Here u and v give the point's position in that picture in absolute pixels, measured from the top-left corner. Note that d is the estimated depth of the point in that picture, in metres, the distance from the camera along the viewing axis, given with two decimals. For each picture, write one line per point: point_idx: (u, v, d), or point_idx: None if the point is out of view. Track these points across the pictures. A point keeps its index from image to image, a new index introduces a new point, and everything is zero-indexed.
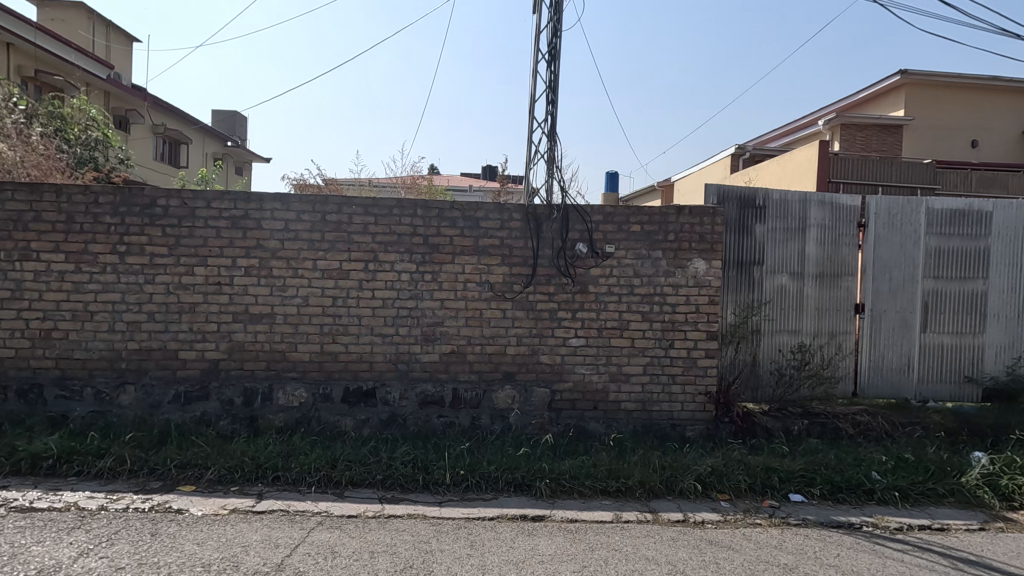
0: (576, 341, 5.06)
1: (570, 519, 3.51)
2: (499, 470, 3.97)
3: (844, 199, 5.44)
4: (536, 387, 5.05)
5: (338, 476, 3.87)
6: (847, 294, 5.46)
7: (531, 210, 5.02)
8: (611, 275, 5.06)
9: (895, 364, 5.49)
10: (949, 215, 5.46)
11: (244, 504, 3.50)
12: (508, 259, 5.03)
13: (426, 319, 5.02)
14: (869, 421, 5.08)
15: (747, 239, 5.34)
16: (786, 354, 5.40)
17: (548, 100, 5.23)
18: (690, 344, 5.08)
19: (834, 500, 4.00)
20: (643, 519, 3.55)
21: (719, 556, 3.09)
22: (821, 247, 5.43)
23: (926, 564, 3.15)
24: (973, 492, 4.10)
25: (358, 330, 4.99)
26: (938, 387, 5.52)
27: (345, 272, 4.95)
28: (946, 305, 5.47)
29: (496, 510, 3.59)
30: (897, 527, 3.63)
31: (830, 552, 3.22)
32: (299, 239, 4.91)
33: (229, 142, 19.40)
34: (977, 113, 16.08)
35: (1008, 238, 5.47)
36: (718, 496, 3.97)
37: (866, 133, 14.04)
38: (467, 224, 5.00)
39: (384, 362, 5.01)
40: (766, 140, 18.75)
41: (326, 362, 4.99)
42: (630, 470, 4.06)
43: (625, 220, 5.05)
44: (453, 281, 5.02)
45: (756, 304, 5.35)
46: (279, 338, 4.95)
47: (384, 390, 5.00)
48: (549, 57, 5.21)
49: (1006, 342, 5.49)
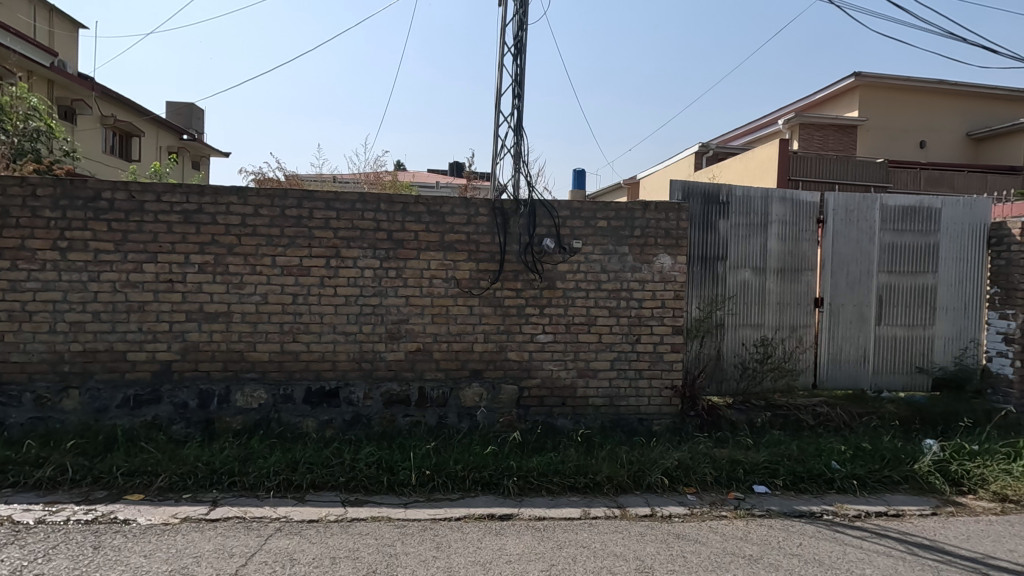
0: (544, 337, 5.03)
1: (538, 517, 3.47)
2: (465, 470, 3.89)
3: (804, 196, 5.56)
4: (504, 384, 4.99)
5: (298, 479, 3.71)
6: (807, 289, 5.59)
7: (497, 204, 4.96)
8: (579, 271, 5.04)
9: (852, 356, 5.65)
10: (902, 212, 5.65)
11: (197, 512, 3.32)
12: (474, 255, 4.96)
13: (390, 316, 4.90)
14: (828, 412, 5.23)
15: (711, 235, 5.40)
16: (749, 347, 5.49)
17: (515, 94, 5.18)
18: (656, 339, 5.11)
19: (796, 490, 4.07)
20: (611, 515, 3.54)
21: (686, 549, 3.10)
22: (781, 242, 5.54)
23: (883, 549, 3.23)
24: (925, 478, 4.24)
25: (320, 328, 4.83)
26: (892, 378, 5.70)
27: (306, 269, 4.79)
28: (899, 298, 5.66)
29: (463, 509, 3.52)
30: (855, 515, 3.72)
31: (793, 542, 3.26)
32: (257, 234, 4.72)
33: (185, 136, 18.67)
34: (925, 114, 16.78)
35: (956, 234, 5.69)
36: (684, 489, 3.99)
37: (824, 133, 14.48)
38: (433, 219, 4.90)
39: (347, 361, 4.87)
40: (729, 139, 18.93)
41: (287, 363, 4.82)
42: (597, 465, 4.05)
43: (592, 215, 5.04)
44: (418, 277, 4.91)
45: (720, 299, 5.43)
46: (236, 337, 4.75)
47: (348, 389, 4.87)
48: (515, 51, 5.16)
49: (954, 334, 5.72)
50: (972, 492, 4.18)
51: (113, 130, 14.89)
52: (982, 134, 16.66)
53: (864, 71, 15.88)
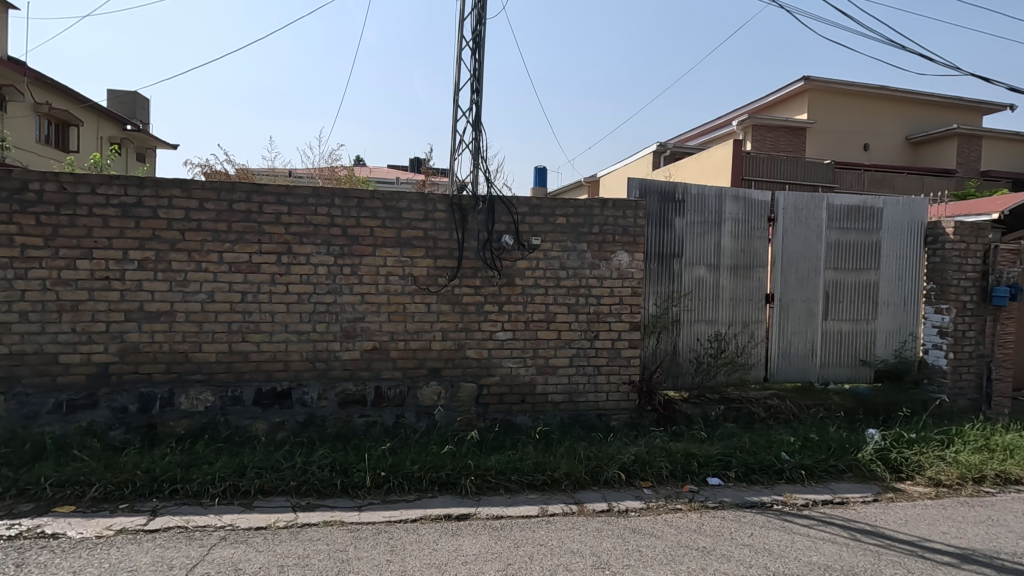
0: (503, 335, 5.00)
1: (496, 516, 3.44)
2: (422, 470, 3.82)
3: (756, 195, 5.71)
4: (463, 382, 4.94)
5: (246, 484, 3.56)
6: (759, 285, 5.74)
7: (455, 200, 4.89)
8: (538, 268, 5.03)
9: (800, 350, 5.85)
10: (847, 211, 5.87)
11: (134, 522, 3.14)
12: (432, 252, 4.88)
13: (345, 314, 4.77)
14: (778, 404, 5.40)
15: (667, 232, 5.48)
16: (703, 342, 5.61)
17: (473, 89, 5.13)
18: (614, 336, 5.16)
19: (748, 481, 4.18)
20: (569, 511, 3.55)
21: (642, 544, 3.12)
22: (735, 239, 5.68)
23: (828, 536, 3.34)
24: (868, 466, 4.43)
25: (271, 327, 4.66)
26: (838, 370, 5.93)
27: (256, 265, 4.61)
28: (844, 294, 5.89)
29: (420, 510, 3.45)
30: (803, 504, 3.85)
31: (744, 532, 3.34)
32: (202, 229, 4.51)
33: (128, 127, 17.74)
34: (869, 119, 17.56)
35: (896, 233, 5.96)
36: (641, 483, 4.04)
37: (776, 134, 14.96)
38: (389, 215, 4.79)
39: (300, 361, 4.72)
40: (687, 138, 19.32)
41: (235, 363, 4.63)
42: (556, 462, 4.04)
43: (551, 212, 5.03)
44: (374, 275, 4.80)
45: (676, 295, 5.52)
46: (180, 337, 4.53)
47: (301, 390, 4.72)
48: (474, 45, 5.11)
49: (894, 327, 6.00)
50: (910, 478, 4.39)
51: (48, 118, 14.02)
52: (921, 138, 17.60)
53: (814, 76, 16.50)
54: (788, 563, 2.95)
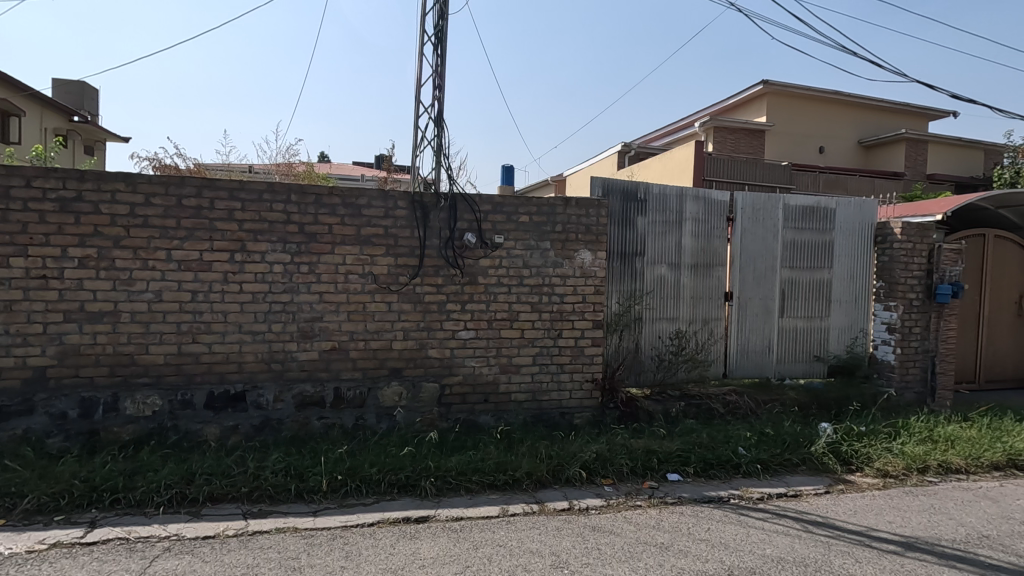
0: (465, 334, 4.95)
1: (455, 518, 3.40)
2: (381, 473, 3.74)
3: (716, 195, 5.81)
4: (424, 382, 4.87)
5: (194, 492, 3.41)
6: (718, 283, 5.85)
7: (417, 197, 4.81)
8: (500, 266, 5.00)
9: (758, 347, 5.99)
10: (802, 212, 6.04)
11: (70, 536, 2.97)
12: (393, 250, 4.80)
13: (303, 314, 4.64)
14: (736, 400, 5.51)
15: (629, 231, 5.53)
16: (665, 340, 5.69)
17: (435, 85, 5.06)
18: (578, 334, 5.17)
19: (706, 476, 4.25)
20: (529, 511, 3.53)
21: (601, 542, 3.13)
22: (695, 239, 5.77)
23: (781, 529, 3.42)
24: (820, 459, 4.56)
25: (224, 328, 4.49)
26: (793, 366, 6.10)
27: (207, 263, 4.43)
28: (800, 292, 6.06)
29: (378, 514, 3.38)
30: (758, 497, 3.93)
31: (701, 527, 3.39)
32: (149, 226, 4.31)
33: (76, 117, 16.89)
34: (824, 122, 18.17)
35: (848, 233, 6.16)
36: (602, 481, 4.06)
37: (736, 136, 15.34)
38: (348, 212, 4.68)
39: (255, 362, 4.56)
40: (651, 139, 19.64)
41: (185, 365, 4.44)
42: (517, 462, 4.02)
43: (514, 210, 5.00)
44: (332, 273, 4.68)
45: (638, 294, 5.58)
46: (125, 339, 4.32)
47: (256, 393, 4.56)
48: (436, 41, 5.04)
49: (846, 324, 6.20)
50: (860, 470, 4.54)
51: None
52: (871, 142, 18.30)
53: (772, 79, 16.97)
54: (743, 557, 3.00)
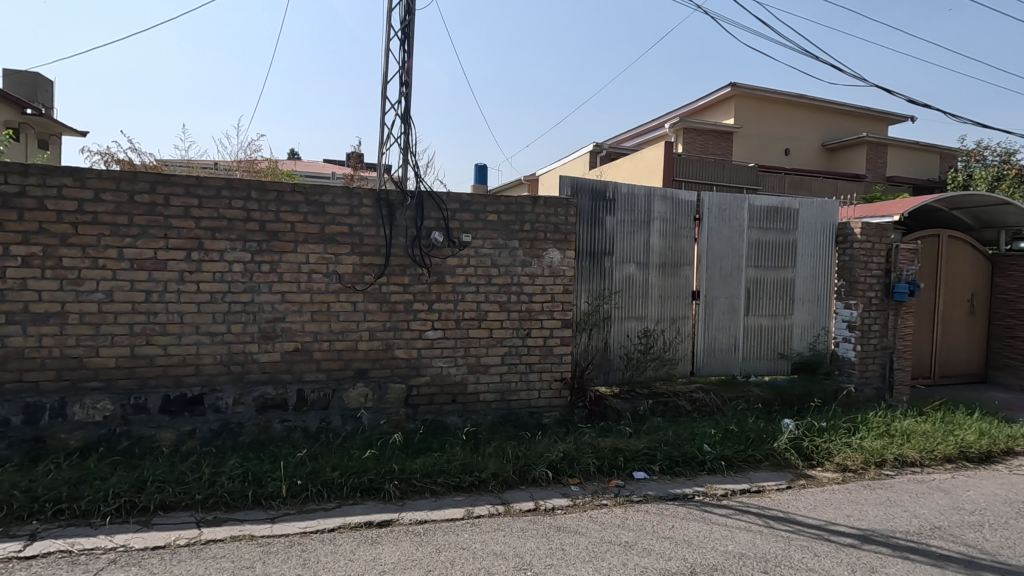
0: (433, 334, 4.88)
1: (419, 521, 3.34)
2: (344, 476, 3.65)
3: (683, 195, 5.87)
4: (391, 383, 4.79)
5: (145, 500, 3.28)
6: (685, 282, 5.92)
7: (382, 195, 4.73)
8: (468, 265, 4.95)
9: (724, 345, 6.07)
10: (767, 212, 6.14)
11: (7, 550, 2.81)
12: (359, 249, 4.70)
13: (264, 314, 4.51)
14: (703, 397, 5.58)
15: (598, 230, 5.54)
16: (633, 339, 5.72)
17: (402, 81, 4.98)
18: (546, 333, 5.16)
19: (672, 473, 4.28)
20: (494, 512, 3.50)
21: (565, 542, 3.11)
22: (663, 238, 5.81)
23: (743, 525, 3.46)
24: (783, 455, 4.64)
25: (180, 329, 4.33)
26: (759, 363, 6.21)
27: (162, 262, 4.27)
28: (764, 291, 6.16)
29: (339, 519, 3.30)
30: (722, 494, 3.98)
31: (666, 525, 3.41)
32: (99, 223, 4.12)
33: (28, 109, 16.14)
34: (789, 125, 18.61)
35: (811, 233, 6.29)
36: (569, 480, 4.05)
37: (706, 138, 15.58)
38: (311, 209, 4.56)
39: (213, 365, 4.42)
40: (622, 139, 19.83)
41: (139, 368, 4.27)
42: (484, 463, 3.98)
43: (482, 209, 4.96)
44: (295, 272, 4.56)
45: (607, 293, 5.59)
46: (73, 341, 4.13)
47: (215, 396, 4.42)
48: (403, 36, 4.96)
49: (809, 322, 6.35)
50: (821, 464, 4.64)
51: None
52: (835, 145, 18.81)
53: (740, 82, 17.30)
54: (706, 554, 3.02)
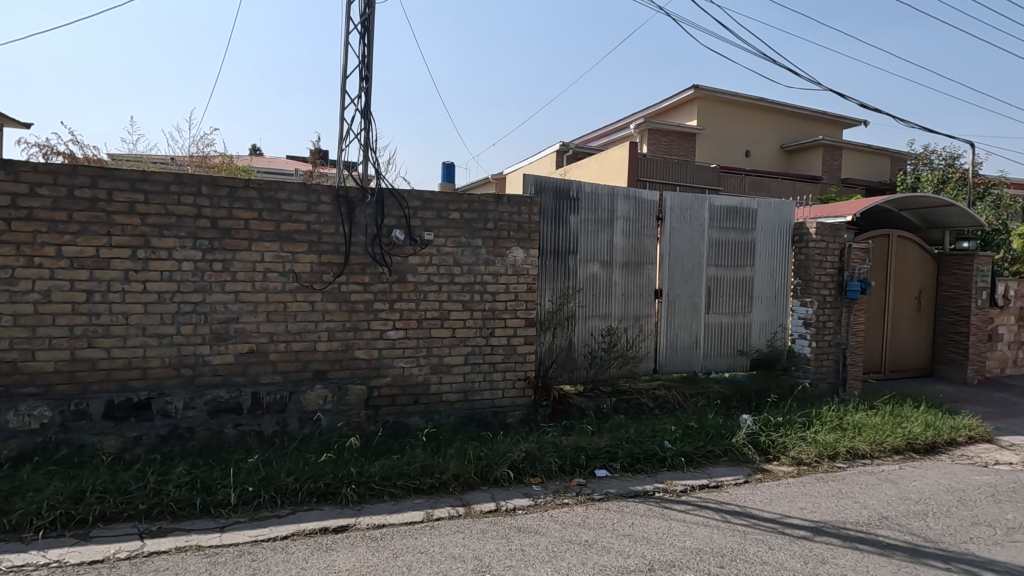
0: (394, 333, 4.79)
1: (377, 525, 3.27)
2: (299, 481, 3.54)
3: (646, 194, 5.93)
4: (351, 384, 4.68)
5: (83, 512, 3.11)
6: (648, 281, 5.98)
7: (341, 192, 4.61)
8: (430, 264, 4.88)
9: (686, 342, 6.16)
10: (727, 212, 6.26)
11: None
12: (317, 247, 4.57)
13: (216, 315, 4.34)
14: (665, 394, 5.65)
15: (562, 229, 5.54)
16: (597, 337, 5.75)
17: (362, 75, 4.86)
18: (510, 332, 5.13)
19: (633, 471, 4.31)
20: (455, 514, 3.45)
21: (525, 543, 3.09)
22: (626, 237, 5.86)
23: (702, 520, 3.51)
24: (740, 450, 4.73)
25: (125, 330, 4.13)
26: (719, 360, 6.32)
27: (105, 261, 4.06)
28: (724, 289, 6.28)
29: (292, 526, 3.19)
30: (682, 490, 4.03)
31: (626, 522, 3.42)
32: (34, 219, 3.89)
33: None
34: (750, 127, 19.09)
35: (768, 232, 6.44)
36: (531, 480, 4.03)
37: (670, 138, 15.82)
38: (267, 206, 4.41)
39: (161, 368, 4.23)
40: (589, 139, 19.96)
41: (80, 372, 4.05)
42: (444, 464, 3.92)
43: (444, 206, 4.89)
44: (249, 271, 4.40)
45: (571, 291, 5.60)
46: (7, 345, 3.89)
47: (163, 400, 4.23)
48: (362, 29, 4.85)
49: (766, 320, 6.50)
50: (777, 458, 4.75)
51: None
52: (793, 147, 19.38)
53: (703, 85, 17.65)
54: (664, 550, 3.04)
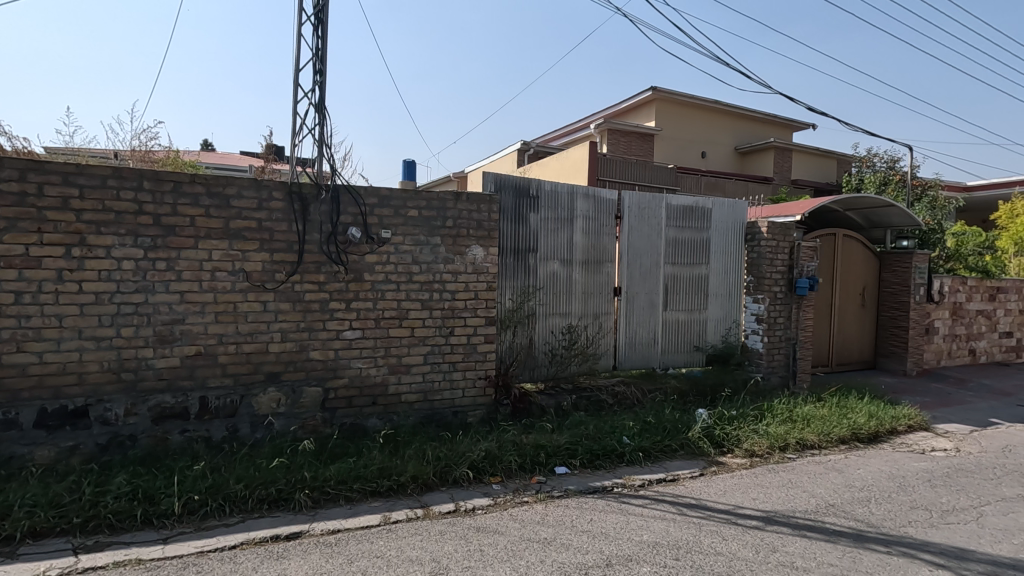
0: (350, 334, 4.68)
1: (331, 531, 3.18)
2: (249, 488, 3.41)
3: (605, 194, 5.99)
4: (305, 387, 4.55)
5: (10, 528, 2.91)
6: (607, 279, 6.04)
7: (294, 188, 4.46)
8: (388, 262, 4.79)
9: (644, 339, 6.26)
10: (683, 211, 6.38)
11: None
12: (269, 245, 4.42)
13: (160, 316, 4.13)
14: (624, 391, 5.72)
15: (522, 228, 5.53)
16: (557, 335, 5.78)
17: (316, 68, 4.73)
18: (470, 331, 5.09)
19: (592, 467, 4.35)
20: (413, 516, 3.39)
21: (484, 543, 3.06)
22: (585, 236, 5.90)
23: (659, 514, 3.56)
24: (696, 443, 4.84)
25: (59, 334, 3.88)
26: (676, 356, 6.45)
27: (35, 260, 3.81)
28: (681, 287, 6.41)
29: (242, 534, 3.07)
30: (640, 484, 4.08)
31: (584, 518, 3.44)
32: None
33: None
34: (705, 129, 19.60)
35: (722, 231, 6.61)
36: (490, 479, 4.00)
37: (629, 139, 16.08)
38: (215, 203, 4.23)
39: (100, 373, 4.00)
40: (550, 139, 20.10)
41: (8, 379, 3.78)
42: (403, 465, 3.85)
43: (402, 204, 4.81)
44: (196, 270, 4.21)
45: (531, 289, 5.60)
46: None
47: (102, 407, 4.01)
48: (315, 21, 4.71)
49: (721, 316, 6.67)
50: (730, 451, 4.88)
51: None
52: (746, 149, 20.01)
53: (661, 87, 18.03)
54: (622, 545, 3.07)
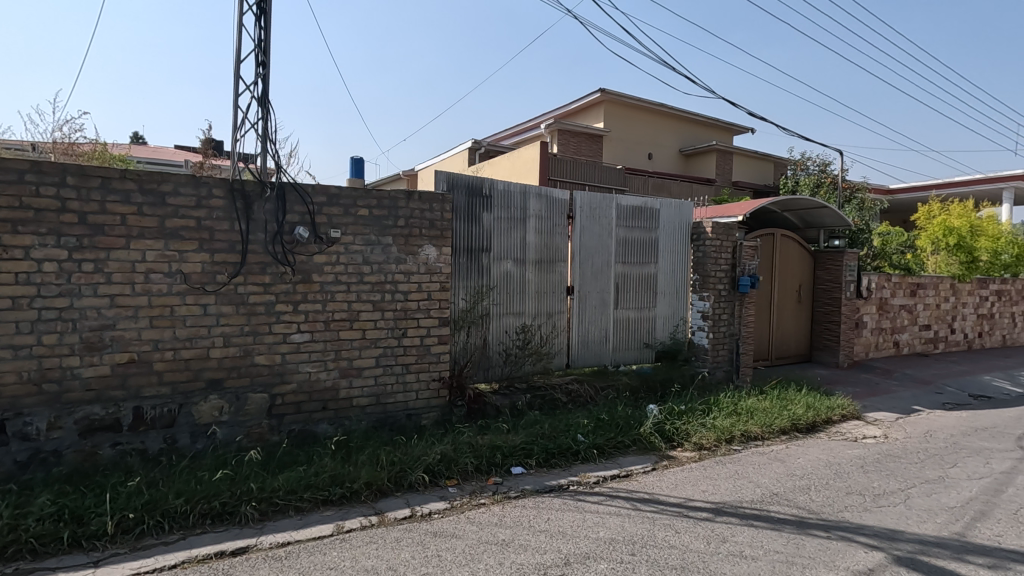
0: (298, 337, 4.51)
1: (280, 543, 3.05)
2: (190, 503, 3.23)
3: (557, 193, 6.03)
4: (250, 393, 4.35)
5: None
6: (560, 278, 6.09)
7: (236, 185, 4.25)
8: (337, 262, 4.64)
9: (596, 336, 6.36)
10: (632, 211, 6.51)
11: None
12: (209, 245, 4.19)
13: (87, 322, 3.85)
14: (577, 388, 5.78)
15: (475, 227, 5.49)
16: (511, 334, 5.78)
17: (258, 60, 4.52)
18: (423, 332, 5.01)
19: (548, 465, 4.38)
20: (367, 524, 3.30)
21: (441, 548, 3.02)
22: (538, 235, 5.92)
23: (614, 510, 3.62)
24: (647, 439, 4.95)
25: None
26: (627, 353, 6.59)
27: None
28: (631, 285, 6.55)
29: (183, 552, 2.90)
30: (595, 481, 4.14)
31: (541, 518, 3.45)
32: None
33: None
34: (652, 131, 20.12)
35: (670, 231, 6.80)
36: (446, 482, 3.95)
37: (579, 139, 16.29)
38: (148, 200, 3.98)
39: (18, 384, 3.68)
40: (500, 138, 20.13)
41: None
42: (356, 472, 3.74)
43: (351, 203, 4.67)
44: (127, 272, 3.95)
45: (485, 289, 5.58)
46: None
47: (22, 421, 3.69)
48: (258, 11, 4.51)
49: (669, 313, 6.87)
50: (680, 445, 5.02)
51: None
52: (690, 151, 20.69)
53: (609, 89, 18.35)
54: (579, 543, 3.09)
